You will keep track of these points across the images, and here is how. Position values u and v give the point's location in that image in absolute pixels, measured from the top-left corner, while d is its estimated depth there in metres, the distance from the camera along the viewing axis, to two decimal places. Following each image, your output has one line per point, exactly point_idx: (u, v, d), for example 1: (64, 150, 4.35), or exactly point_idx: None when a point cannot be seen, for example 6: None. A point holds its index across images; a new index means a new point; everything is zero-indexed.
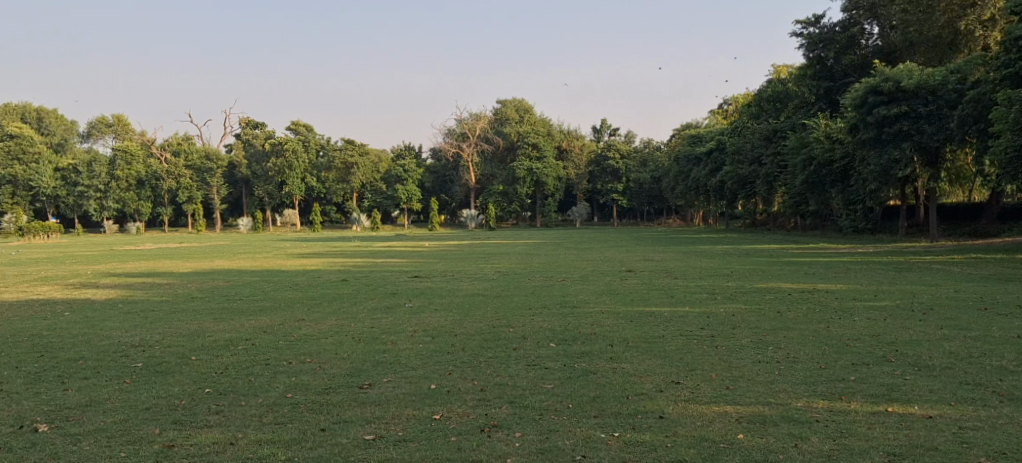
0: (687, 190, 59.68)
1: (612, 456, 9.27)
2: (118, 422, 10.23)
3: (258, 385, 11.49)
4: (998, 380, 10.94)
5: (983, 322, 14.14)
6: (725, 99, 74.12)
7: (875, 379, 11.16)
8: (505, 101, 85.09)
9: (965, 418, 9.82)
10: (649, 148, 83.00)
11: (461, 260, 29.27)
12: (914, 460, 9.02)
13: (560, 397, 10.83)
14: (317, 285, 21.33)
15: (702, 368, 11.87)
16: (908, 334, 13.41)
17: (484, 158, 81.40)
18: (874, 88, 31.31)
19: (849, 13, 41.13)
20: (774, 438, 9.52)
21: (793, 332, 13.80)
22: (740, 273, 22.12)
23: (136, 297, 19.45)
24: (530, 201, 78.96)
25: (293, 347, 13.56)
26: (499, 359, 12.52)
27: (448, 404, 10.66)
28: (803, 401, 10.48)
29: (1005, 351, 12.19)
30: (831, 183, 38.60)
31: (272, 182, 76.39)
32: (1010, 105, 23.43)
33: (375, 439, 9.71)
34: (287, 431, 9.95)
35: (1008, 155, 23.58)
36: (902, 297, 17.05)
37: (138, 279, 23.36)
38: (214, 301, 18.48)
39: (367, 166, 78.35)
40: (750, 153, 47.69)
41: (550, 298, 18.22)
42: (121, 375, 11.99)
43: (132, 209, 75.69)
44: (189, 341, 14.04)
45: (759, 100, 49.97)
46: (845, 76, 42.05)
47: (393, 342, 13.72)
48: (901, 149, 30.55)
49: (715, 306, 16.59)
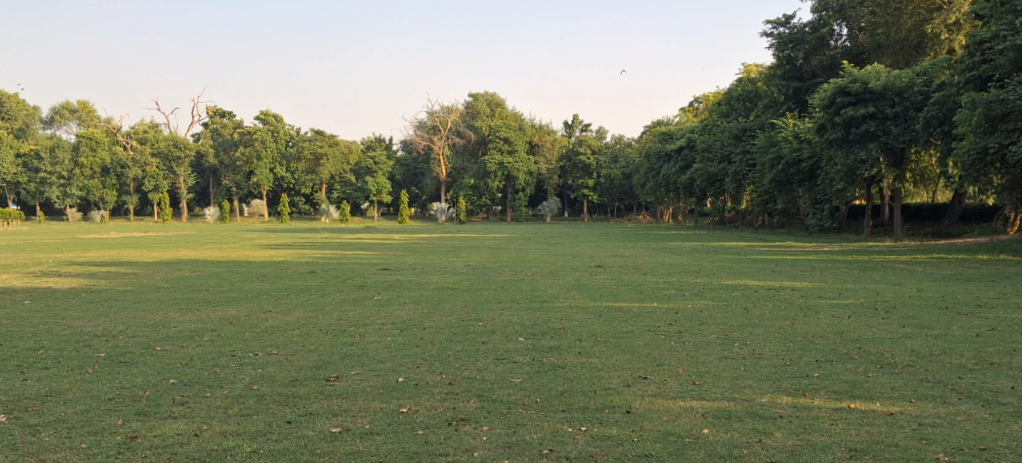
0: (657, 187, 60.22)
1: (578, 450, 9.31)
2: (80, 413, 10.09)
3: (224, 376, 11.39)
4: (956, 378, 11.12)
5: (944, 320, 14.41)
6: (696, 97, 74.72)
7: (838, 375, 11.32)
8: (477, 94, 85.52)
9: (925, 415, 10.00)
10: (620, 144, 83.65)
11: (430, 254, 29.20)
12: (874, 456, 9.16)
13: (527, 391, 10.85)
14: (284, 277, 21.14)
15: (670, 362, 11.97)
16: (872, 332, 13.59)
17: (455, 151, 81.46)
18: (842, 88, 31.61)
19: (819, 14, 41.51)
20: (739, 433, 9.62)
21: (759, 329, 13.96)
22: (708, 270, 22.26)
23: (99, 286, 19.14)
24: (502, 196, 78.67)
25: (260, 339, 13.45)
26: (468, 352, 12.53)
27: (416, 397, 10.62)
28: (768, 397, 10.59)
29: (964, 349, 12.41)
30: (798, 182, 39.20)
31: (241, 172, 76.29)
32: (974, 108, 23.89)
33: (341, 432, 9.67)
34: (252, 424, 9.87)
35: (970, 157, 23.85)
36: (866, 295, 17.24)
37: (99, 268, 23.01)
38: (179, 291, 18.23)
39: (337, 157, 77.60)
40: (720, 151, 48.16)
41: (520, 292, 18.24)
42: (83, 365, 11.82)
43: (96, 198, 74.97)
44: (154, 331, 13.85)
45: (728, 99, 50.73)
46: (814, 76, 42.63)
47: (361, 335, 13.65)
48: (867, 149, 30.95)
49: (683, 301, 16.76)
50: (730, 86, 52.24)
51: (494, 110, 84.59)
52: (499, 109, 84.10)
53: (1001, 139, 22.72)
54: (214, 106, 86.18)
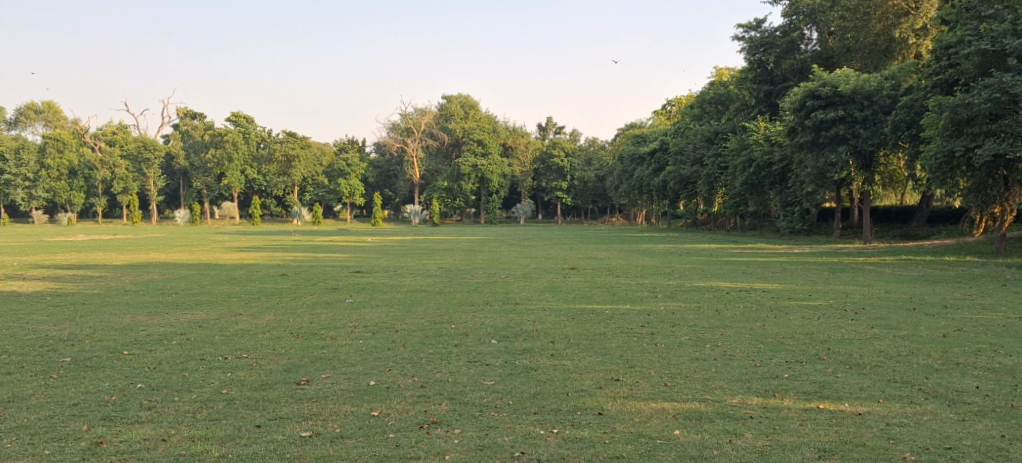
0: (630, 189, 60.44)
1: (550, 452, 9.30)
2: (43, 418, 9.93)
3: (193, 381, 11.26)
4: (923, 379, 11.25)
5: (912, 321, 14.56)
6: (669, 100, 75.20)
7: (807, 376, 11.42)
8: (451, 96, 85.43)
9: (893, 415, 10.10)
10: (594, 147, 84.06)
11: (403, 256, 29.11)
12: (843, 456, 9.24)
13: (500, 393, 10.83)
14: (255, 280, 20.98)
15: (641, 365, 11.99)
16: (840, 334, 13.70)
17: (428, 154, 81.42)
18: (812, 92, 31.94)
19: (790, 18, 41.93)
20: (709, 434, 9.66)
21: (730, 331, 14.02)
22: (681, 272, 22.33)
23: (65, 290, 18.87)
24: (476, 198, 78.65)
25: (230, 342, 13.32)
26: (441, 355, 12.49)
27: (387, 400, 10.57)
28: (738, 398, 10.66)
29: (931, 349, 12.56)
30: (769, 184, 39.56)
31: (211, 174, 75.88)
32: (941, 112, 24.24)
33: (311, 436, 9.59)
34: (221, 428, 9.77)
35: (937, 160, 24.14)
36: (835, 297, 17.41)
37: (66, 271, 22.68)
38: (148, 294, 18.00)
39: (309, 159, 76.90)
40: (692, 154, 48.42)
41: (493, 294, 18.22)
42: (47, 370, 11.64)
43: (63, 200, 73.92)
44: (122, 335, 13.67)
45: (700, 102, 51.12)
46: (784, 80, 42.97)
47: (332, 338, 13.56)
48: (837, 152, 31.35)
49: (655, 303, 16.77)
50: (702, 89, 52.65)
51: (468, 113, 84.36)
52: (474, 111, 84.07)
53: (967, 143, 23.06)
54: (183, 108, 85.35)
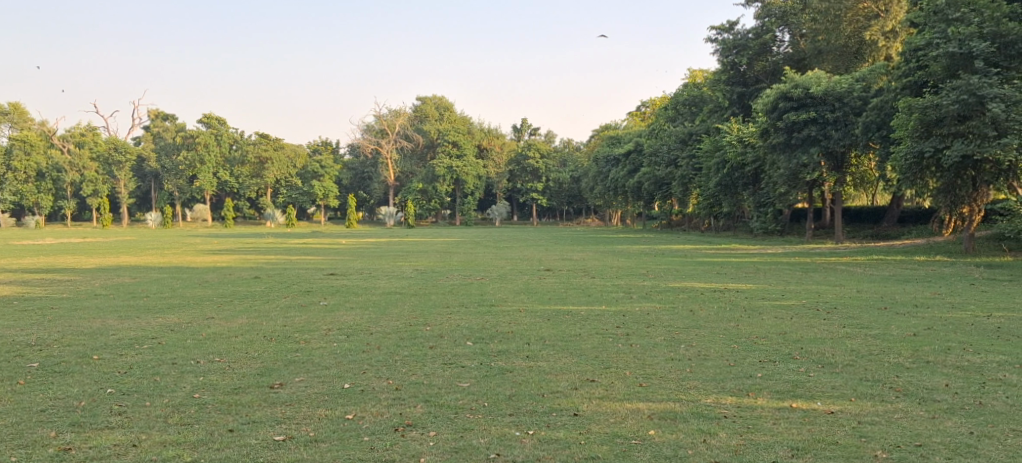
0: (606, 190, 60.53)
1: (525, 454, 9.28)
2: (9, 425, 9.78)
3: (164, 385, 11.13)
4: (894, 377, 11.35)
5: (883, 320, 14.72)
6: (643, 102, 75.47)
7: (780, 375, 11.49)
8: (426, 97, 85.16)
9: (865, 413, 10.20)
10: (568, 149, 84.38)
11: (378, 258, 28.97)
12: (815, 455, 9.29)
13: (475, 395, 10.81)
14: (227, 283, 20.77)
15: (617, 366, 12.00)
16: (814, 333, 13.80)
17: (403, 155, 81.19)
18: (784, 94, 32.13)
19: (762, 21, 42.18)
20: (683, 434, 9.70)
21: (704, 331, 14.09)
22: (657, 272, 22.40)
23: (33, 294, 18.57)
24: (451, 199, 78.25)
25: (202, 346, 13.19)
26: (416, 357, 12.45)
27: (362, 403, 10.52)
28: (712, 397, 10.71)
29: (901, 348, 12.68)
30: (743, 185, 39.87)
31: (183, 175, 74.68)
32: (910, 113, 24.46)
33: (285, 440, 9.52)
34: (194, 432, 9.68)
35: (907, 161, 24.37)
36: (808, 297, 17.54)
37: (33, 276, 22.32)
38: (119, 299, 17.78)
39: (282, 161, 76.14)
40: (666, 155, 48.63)
41: (468, 296, 18.15)
42: (14, 376, 11.45)
43: (31, 202, 72.80)
44: (92, 340, 13.51)
45: (674, 104, 51.37)
46: (757, 81, 43.25)
47: (306, 341, 13.46)
48: (809, 153, 31.65)
49: (631, 304, 16.79)
50: (676, 91, 52.84)
51: (443, 114, 83.96)
52: (449, 113, 83.83)
53: (936, 144, 23.31)
54: (155, 109, 84.42)
